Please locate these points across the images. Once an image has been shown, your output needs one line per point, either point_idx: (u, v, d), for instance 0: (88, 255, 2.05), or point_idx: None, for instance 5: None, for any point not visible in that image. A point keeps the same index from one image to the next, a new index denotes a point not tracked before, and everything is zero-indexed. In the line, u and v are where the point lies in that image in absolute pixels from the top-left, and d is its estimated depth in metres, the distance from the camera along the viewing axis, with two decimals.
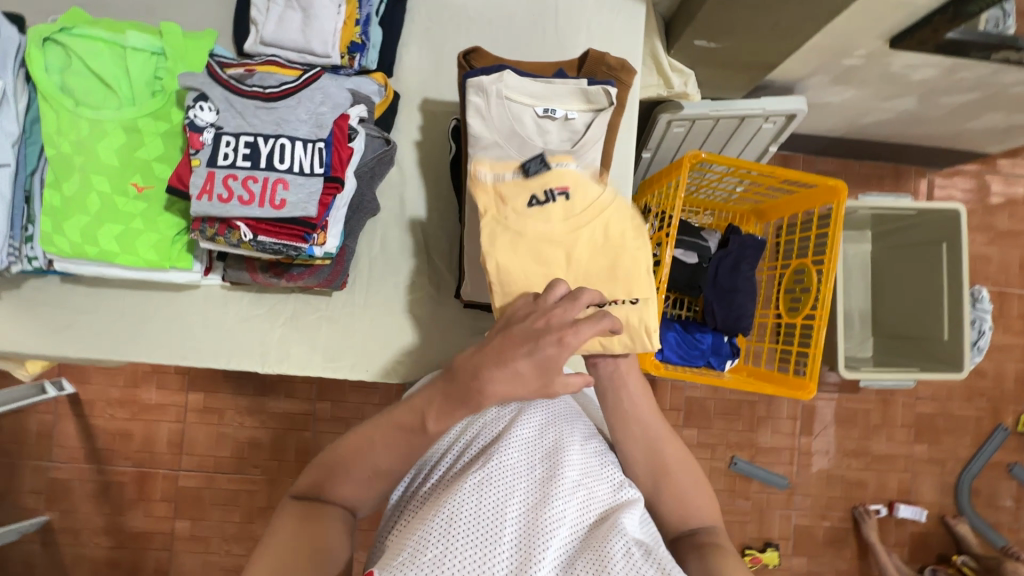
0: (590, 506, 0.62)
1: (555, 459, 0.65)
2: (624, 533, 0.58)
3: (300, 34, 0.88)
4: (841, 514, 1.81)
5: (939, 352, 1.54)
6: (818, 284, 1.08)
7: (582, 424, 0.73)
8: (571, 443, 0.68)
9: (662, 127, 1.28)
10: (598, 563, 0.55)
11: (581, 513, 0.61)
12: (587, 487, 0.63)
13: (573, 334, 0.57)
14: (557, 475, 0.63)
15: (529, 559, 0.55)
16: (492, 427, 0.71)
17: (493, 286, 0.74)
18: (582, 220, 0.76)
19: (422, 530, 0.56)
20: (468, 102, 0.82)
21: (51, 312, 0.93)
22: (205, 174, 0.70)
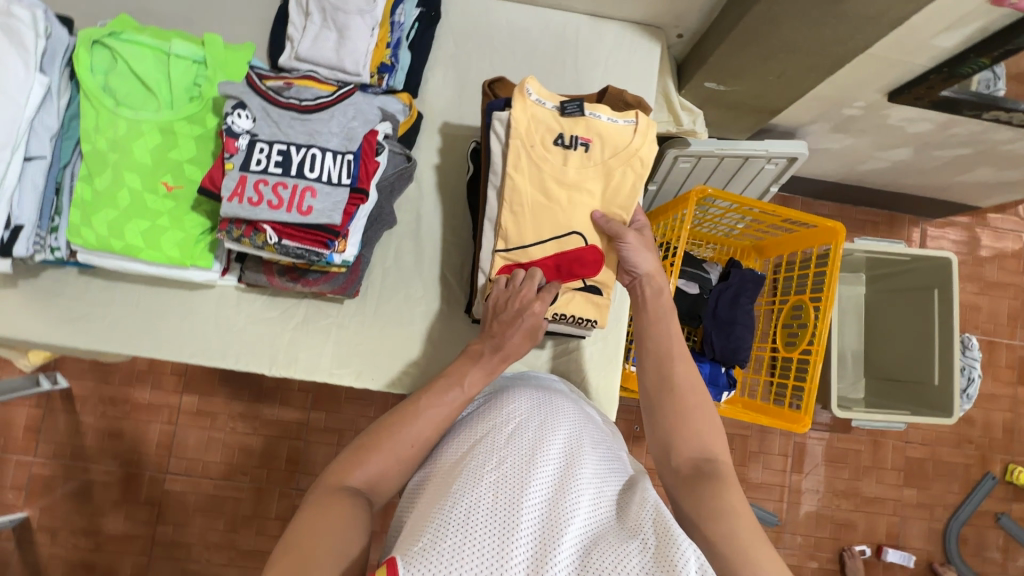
0: (601, 496, 0.63)
1: (566, 452, 0.67)
2: (639, 532, 0.58)
3: (334, 53, 0.93)
4: (829, 555, 1.81)
5: (929, 396, 1.57)
6: (815, 321, 1.11)
7: (591, 433, 0.74)
8: (580, 450, 0.68)
9: (668, 162, 1.32)
10: (615, 554, 0.54)
11: (594, 498, 0.62)
12: (598, 491, 0.64)
13: (541, 305, 0.82)
14: (567, 465, 0.65)
15: (547, 548, 0.54)
16: (502, 426, 0.71)
17: (503, 202, 0.87)
18: (597, 168, 0.87)
19: (438, 522, 0.55)
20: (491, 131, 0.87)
21: (65, 303, 0.94)
22: (237, 178, 0.73)
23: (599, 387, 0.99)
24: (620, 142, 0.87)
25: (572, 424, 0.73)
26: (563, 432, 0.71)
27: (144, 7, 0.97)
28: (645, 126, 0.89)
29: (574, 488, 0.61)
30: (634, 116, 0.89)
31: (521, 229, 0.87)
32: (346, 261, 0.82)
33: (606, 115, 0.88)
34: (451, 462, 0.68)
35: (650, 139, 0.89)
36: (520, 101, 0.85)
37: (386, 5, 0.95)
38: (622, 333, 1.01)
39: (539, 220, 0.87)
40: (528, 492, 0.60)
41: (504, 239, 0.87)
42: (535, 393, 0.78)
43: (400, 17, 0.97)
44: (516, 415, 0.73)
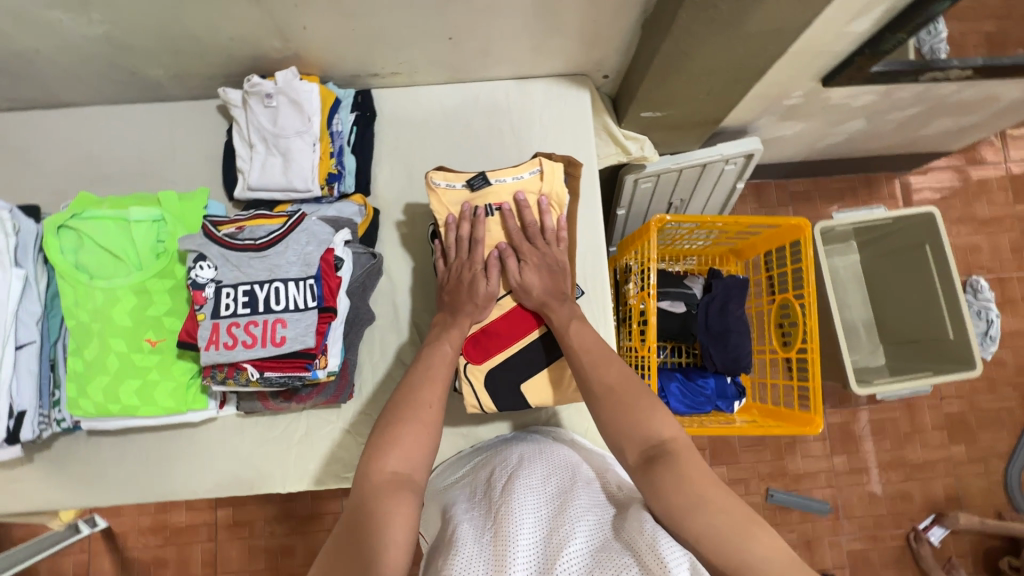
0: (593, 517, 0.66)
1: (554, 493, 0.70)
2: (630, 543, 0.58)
3: (282, 176, 0.98)
4: (893, 532, 1.75)
5: (950, 351, 1.53)
6: (802, 318, 1.09)
7: (584, 476, 0.77)
8: (572, 491, 0.71)
9: (629, 186, 1.37)
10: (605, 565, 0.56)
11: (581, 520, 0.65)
12: (592, 517, 0.65)
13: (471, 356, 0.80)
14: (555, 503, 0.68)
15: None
16: (500, 488, 0.75)
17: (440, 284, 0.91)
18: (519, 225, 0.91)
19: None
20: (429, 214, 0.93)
21: (81, 466, 0.98)
22: (210, 326, 0.77)
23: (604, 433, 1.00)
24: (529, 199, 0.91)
25: (564, 472, 0.77)
26: (554, 481, 0.74)
27: (105, 173, 1.04)
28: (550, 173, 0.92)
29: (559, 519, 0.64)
30: (538, 166, 0.92)
31: None
32: (334, 371, 0.85)
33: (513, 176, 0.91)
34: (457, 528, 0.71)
35: (556, 184, 0.92)
36: (432, 194, 0.91)
37: (322, 119, 1.00)
38: None
39: None
40: (516, 527, 0.63)
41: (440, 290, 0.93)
42: (525, 455, 0.82)
43: (337, 126, 1.03)
44: (513, 474, 0.77)
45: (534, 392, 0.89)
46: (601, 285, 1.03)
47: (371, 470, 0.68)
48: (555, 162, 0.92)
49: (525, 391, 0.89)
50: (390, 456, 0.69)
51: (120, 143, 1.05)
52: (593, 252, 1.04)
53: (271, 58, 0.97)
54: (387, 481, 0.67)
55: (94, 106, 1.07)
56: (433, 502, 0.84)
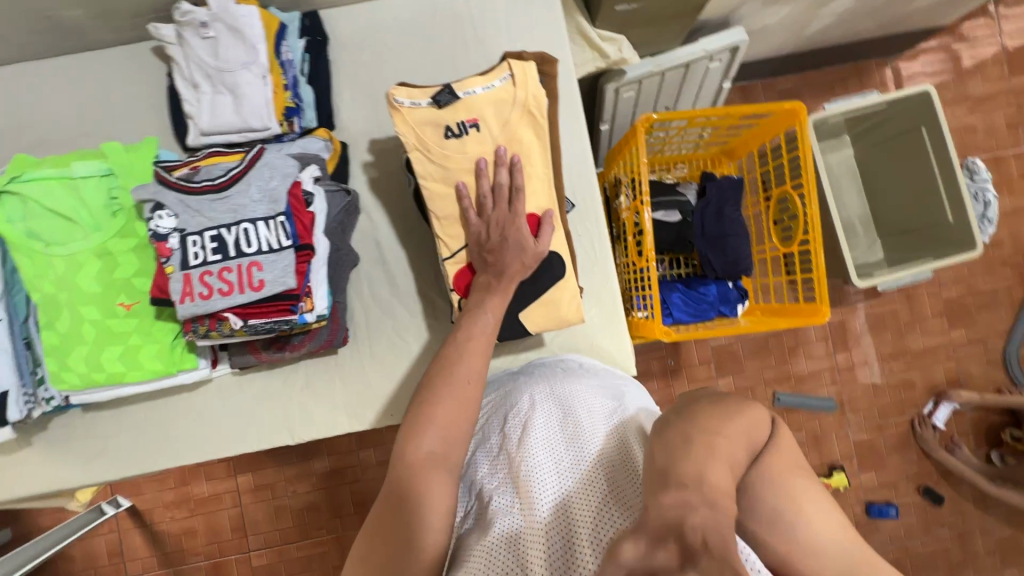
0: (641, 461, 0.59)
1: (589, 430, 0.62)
2: None
3: (235, 115, 0.90)
4: (897, 419, 1.80)
5: (948, 234, 1.51)
6: (804, 210, 1.04)
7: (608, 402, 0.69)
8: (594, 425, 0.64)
9: (610, 97, 1.29)
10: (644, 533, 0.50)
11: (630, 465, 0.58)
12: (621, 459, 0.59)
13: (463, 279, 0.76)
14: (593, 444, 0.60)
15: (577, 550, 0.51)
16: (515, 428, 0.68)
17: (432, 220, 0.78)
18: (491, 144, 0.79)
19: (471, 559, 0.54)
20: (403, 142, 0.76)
21: (82, 442, 0.96)
22: (181, 278, 0.72)
23: (611, 346, 0.96)
24: (506, 110, 0.73)
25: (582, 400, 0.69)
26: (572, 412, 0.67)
27: (43, 136, 0.96)
28: (525, 75, 0.72)
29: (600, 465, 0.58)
30: (510, 69, 0.72)
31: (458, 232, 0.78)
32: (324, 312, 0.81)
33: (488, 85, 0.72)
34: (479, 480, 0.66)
35: (534, 85, 0.73)
36: (396, 115, 0.75)
37: (269, 47, 0.91)
38: (614, 289, 0.97)
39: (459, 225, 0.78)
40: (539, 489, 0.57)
41: (445, 245, 0.79)
42: (546, 386, 0.74)
43: (287, 55, 0.94)
44: (525, 410, 0.70)
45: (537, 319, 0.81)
46: (591, 195, 0.98)
47: (411, 454, 0.59)
48: (526, 61, 0.72)
49: (527, 320, 0.80)
50: (428, 435, 0.60)
51: (54, 103, 0.96)
52: (578, 162, 0.98)
53: None
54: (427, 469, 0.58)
55: (15, 64, 0.97)
56: None
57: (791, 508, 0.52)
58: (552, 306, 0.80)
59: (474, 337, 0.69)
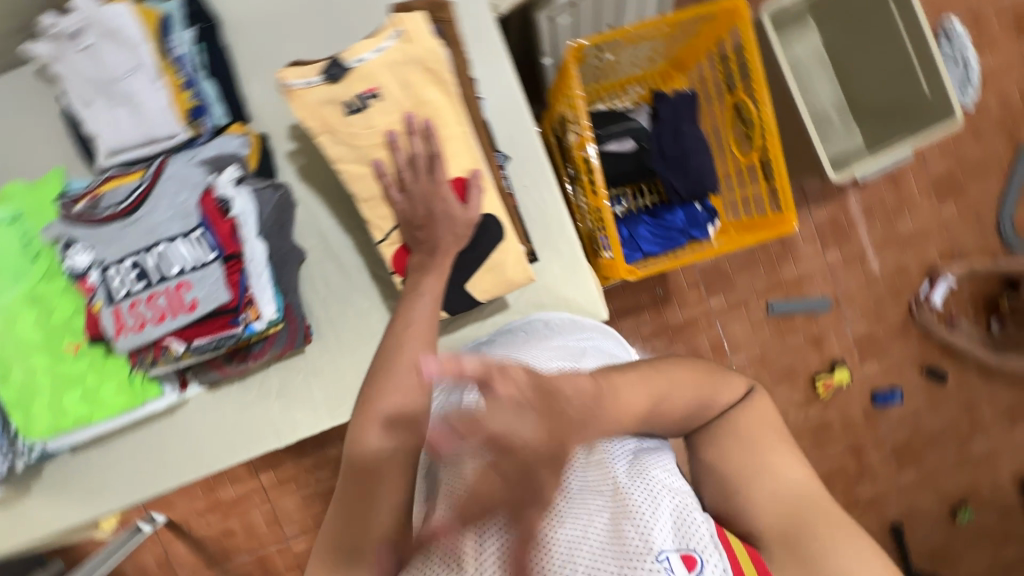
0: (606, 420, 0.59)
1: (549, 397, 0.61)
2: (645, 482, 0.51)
3: (137, 127, 0.84)
4: (895, 306, 1.77)
5: (926, 109, 1.43)
6: (757, 115, 0.99)
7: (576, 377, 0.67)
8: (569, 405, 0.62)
9: (546, 27, 1.20)
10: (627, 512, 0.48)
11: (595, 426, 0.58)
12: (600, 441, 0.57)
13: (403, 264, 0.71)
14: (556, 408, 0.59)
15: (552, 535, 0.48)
16: None
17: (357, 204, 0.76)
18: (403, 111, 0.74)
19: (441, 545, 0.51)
20: (307, 128, 0.71)
21: (79, 481, 0.96)
22: (112, 313, 0.69)
23: (578, 297, 0.93)
24: (402, 71, 0.69)
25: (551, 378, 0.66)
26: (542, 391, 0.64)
27: None
28: (413, 29, 0.66)
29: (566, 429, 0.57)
30: (396, 25, 0.66)
31: (386, 213, 0.75)
32: (276, 316, 0.79)
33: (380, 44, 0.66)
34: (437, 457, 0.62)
35: (425, 38, 0.67)
36: (292, 99, 0.70)
37: (154, 45, 0.84)
38: (571, 235, 0.93)
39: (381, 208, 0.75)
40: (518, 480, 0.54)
41: (378, 229, 0.76)
42: (502, 356, 0.71)
43: (177, 49, 0.86)
44: None
45: (485, 285, 0.80)
46: (530, 142, 0.91)
47: (360, 452, 0.58)
48: (415, 15, 0.66)
49: (472, 288, 0.79)
50: (374, 435, 0.58)
51: None
52: (512, 108, 0.91)
53: None
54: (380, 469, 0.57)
55: None
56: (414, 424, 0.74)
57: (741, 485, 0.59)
58: (497, 271, 0.79)
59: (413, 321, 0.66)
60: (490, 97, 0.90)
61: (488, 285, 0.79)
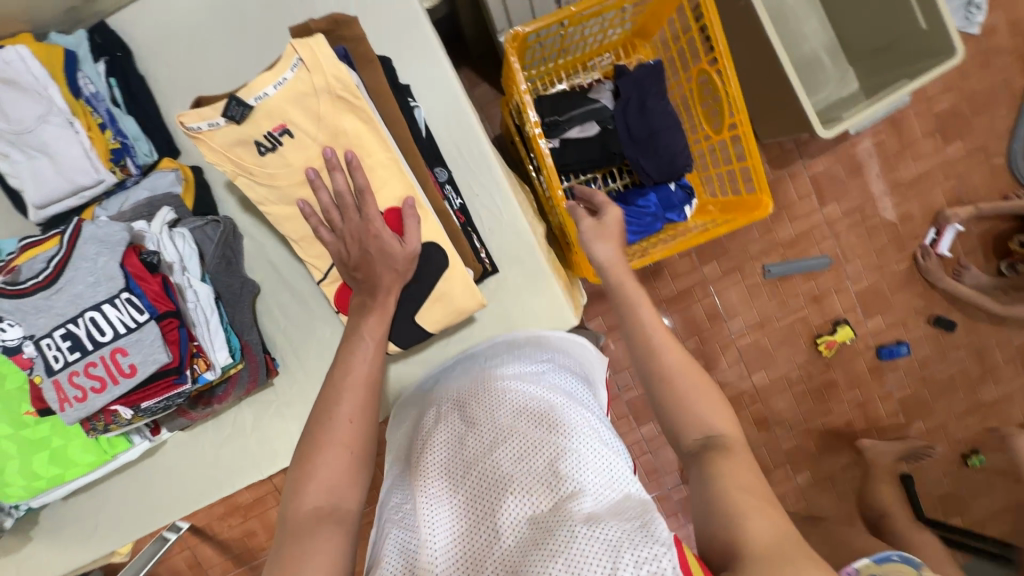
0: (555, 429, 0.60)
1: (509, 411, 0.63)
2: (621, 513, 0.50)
3: (60, 177, 0.80)
4: (897, 257, 1.65)
5: (923, 46, 1.27)
6: (723, 86, 0.90)
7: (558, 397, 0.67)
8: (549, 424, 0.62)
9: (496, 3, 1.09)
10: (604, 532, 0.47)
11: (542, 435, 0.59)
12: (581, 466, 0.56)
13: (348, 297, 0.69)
14: (502, 426, 0.60)
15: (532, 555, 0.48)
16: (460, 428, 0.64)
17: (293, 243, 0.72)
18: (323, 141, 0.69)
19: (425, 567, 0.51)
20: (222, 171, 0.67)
21: (73, 525, 0.97)
22: (52, 385, 0.67)
23: (543, 306, 0.89)
24: (312, 104, 0.63)
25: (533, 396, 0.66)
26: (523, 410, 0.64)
27: None
28: (313, 53, 0.61)
29: (511, 446, 0.58)
30: (295, 53, 0.61)
31: (322, 252, 0.72)
32: (230, 361, 0.81)
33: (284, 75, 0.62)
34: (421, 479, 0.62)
35: (330, 63, 0.62)
36: (199, 144, 0.65)
37: (62, 87, 0.78)
38: (530, 242, 0.88)
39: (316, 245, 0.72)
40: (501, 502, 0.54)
41: (315, 267, 0.73)
42: (457, 385, 0.73)
43: (88, 87, 0.81)
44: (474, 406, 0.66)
45: (436, 314, 0.77)
46: (477, 147, 0.85)
47: (294, 515, 0.56)
48: (310, 37, 0.60)
49: (422, 320, 0.77)
50: (310, 491, 0.57)
51: None
52: (453, 111, 0.84)
53: None
54: (314, 525, 0.55)
55: None
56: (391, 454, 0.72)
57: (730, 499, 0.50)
58: (446, 298, 0.76)
59: (350, 368, 0.64)
60: (427, 102, 0.84)
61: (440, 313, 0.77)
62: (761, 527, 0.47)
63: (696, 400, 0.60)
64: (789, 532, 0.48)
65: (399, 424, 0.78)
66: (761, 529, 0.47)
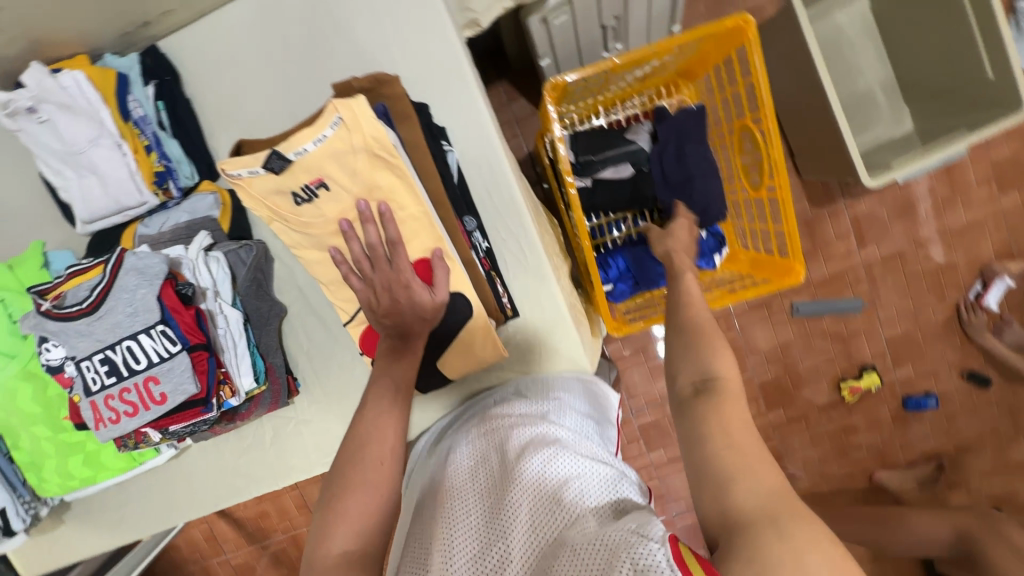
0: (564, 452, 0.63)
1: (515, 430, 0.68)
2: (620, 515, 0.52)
3: (106, 198, 0.84)
4: (934, 307, 1.53)
5: (992, 94, 1.11)
6: (765, 144, 0.87)
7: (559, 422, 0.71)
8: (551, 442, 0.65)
9: (539, 29, 1.06)
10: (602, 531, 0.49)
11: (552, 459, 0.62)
12: (581, 477, 0.59)
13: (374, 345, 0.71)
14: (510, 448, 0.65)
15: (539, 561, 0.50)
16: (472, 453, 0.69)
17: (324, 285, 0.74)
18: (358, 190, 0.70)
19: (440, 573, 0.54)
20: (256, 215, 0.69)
21: (101, 514, 1.02)
22: (89, 405, 0.71)
23: (561, 353, 0.90)
24: (350, 160, 0.63)
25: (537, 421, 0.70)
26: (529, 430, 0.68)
27: None
28: (353, 112, 0.61)
29: (521, 468, 0.61)
30: (336, 111, 0.60)
31: (349, 295, 0.74)
32: (254, 385, 0.85)
33: (325, 131, 0.60)
34: (435, 499, 0.66)
35: (369, 122, 0.62)
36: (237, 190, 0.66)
37: (113, 110, 0.81)
38: (553, 290, 0.88)
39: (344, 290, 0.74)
40: (506, 509, 0.57)
41: (342, 309, 0.75)
42: (472, 421, 0.78)
43: (137, 110, 0.83)
44: (486, 432, 0.71)
45: (457, 361, 0.79)
46: (508, 193, 0.85)
47: (323, 559, 0.57)
48: (352, 97, 0.59)
49: (442, 366, 0.79)
50: (339, 533, 0.59)
51: None
52: (488, 155, 0.84)
53: (12, 57, 0.77)
54: (341, 572, 0.56)
55: None
56: (412, 490, 0.76)
57: (722, 442, 0.50)
58: (466, 346, 0.77)
59: (382, 411, 0.65)
60: (463, 146, 0.85)
61: (456, 362, 0.78)
62: (753, 486, 0.46)
63: (703, 350, 0.59)
64: (780, 484, 0.47)
65: (415, 472, 0.80)
66: (752, 488, 0.46)
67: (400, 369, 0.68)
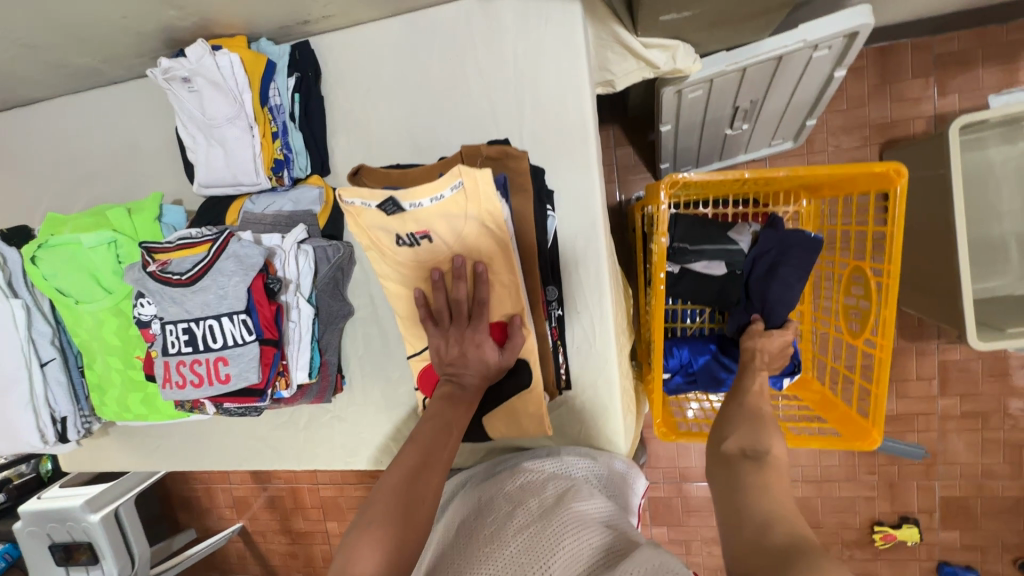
0: (598, 511, 0.68)
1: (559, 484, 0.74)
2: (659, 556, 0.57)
3: (226, 170, 0.89)
4: (1007, 482, 1.30)
5: None
6: (877, 298, 0.81)
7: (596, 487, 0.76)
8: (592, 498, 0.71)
9: (669, 99, 0.98)
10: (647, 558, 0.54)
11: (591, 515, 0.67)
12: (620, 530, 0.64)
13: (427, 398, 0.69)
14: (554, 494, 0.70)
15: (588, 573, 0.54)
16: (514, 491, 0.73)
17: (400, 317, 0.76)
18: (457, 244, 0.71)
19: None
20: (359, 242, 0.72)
21: (141, 440, 1.10)
22: (163, 365, 0.76)
23: (601, 436, 0.89)
24: (459, 222, 0.65)
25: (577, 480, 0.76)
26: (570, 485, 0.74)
27: (86, 169, 1.02)
28: (475, 182, 0.61)
29: (567, 507, 0.66)
30: (458, 176, 0.61)
31: (420, 334, 0.76)
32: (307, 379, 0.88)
33: (444, 191, 0.62)
34: (470, 526, 0.67)
35: (487, 195, 0.62)
36: None
37: (254, 94, 0.85)
38: (613, 377, 0.86)
39: (418, 329, 0.75)
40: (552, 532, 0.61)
41: (410, 343, 0.77)
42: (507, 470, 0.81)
43: (274, 98, 0.88)
44: (527, 480, 0.76)
45: (502, 423, 0.78)
46: (597, 271, 0.84)
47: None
48: (479, 168, 0.60)
49: (487, 422, 0.79)
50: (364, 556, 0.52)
51: (92, 138, 1.01)
52: (589, 229, 0.83)
53: (183, 28, 0.82)
54: None
55: (59, 98, 1.02)
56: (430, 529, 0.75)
57: (762, 500, 0.51)
58: (516, 413, 0.77)
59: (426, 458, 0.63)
60: (566, 214, 0.84)
61: (501, 424, 0.78)
62: (791, 535, 0.46)
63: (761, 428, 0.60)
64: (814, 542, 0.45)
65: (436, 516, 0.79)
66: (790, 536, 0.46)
67: (459, 417, 0.66)
